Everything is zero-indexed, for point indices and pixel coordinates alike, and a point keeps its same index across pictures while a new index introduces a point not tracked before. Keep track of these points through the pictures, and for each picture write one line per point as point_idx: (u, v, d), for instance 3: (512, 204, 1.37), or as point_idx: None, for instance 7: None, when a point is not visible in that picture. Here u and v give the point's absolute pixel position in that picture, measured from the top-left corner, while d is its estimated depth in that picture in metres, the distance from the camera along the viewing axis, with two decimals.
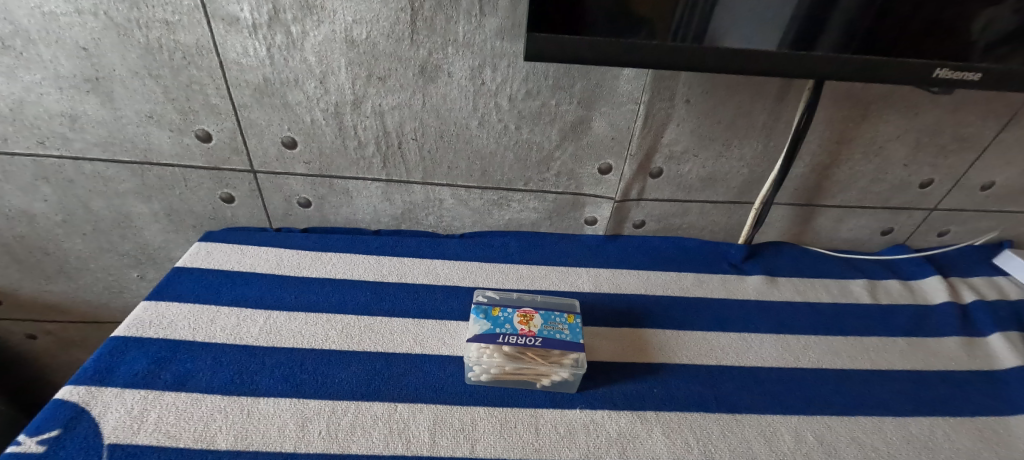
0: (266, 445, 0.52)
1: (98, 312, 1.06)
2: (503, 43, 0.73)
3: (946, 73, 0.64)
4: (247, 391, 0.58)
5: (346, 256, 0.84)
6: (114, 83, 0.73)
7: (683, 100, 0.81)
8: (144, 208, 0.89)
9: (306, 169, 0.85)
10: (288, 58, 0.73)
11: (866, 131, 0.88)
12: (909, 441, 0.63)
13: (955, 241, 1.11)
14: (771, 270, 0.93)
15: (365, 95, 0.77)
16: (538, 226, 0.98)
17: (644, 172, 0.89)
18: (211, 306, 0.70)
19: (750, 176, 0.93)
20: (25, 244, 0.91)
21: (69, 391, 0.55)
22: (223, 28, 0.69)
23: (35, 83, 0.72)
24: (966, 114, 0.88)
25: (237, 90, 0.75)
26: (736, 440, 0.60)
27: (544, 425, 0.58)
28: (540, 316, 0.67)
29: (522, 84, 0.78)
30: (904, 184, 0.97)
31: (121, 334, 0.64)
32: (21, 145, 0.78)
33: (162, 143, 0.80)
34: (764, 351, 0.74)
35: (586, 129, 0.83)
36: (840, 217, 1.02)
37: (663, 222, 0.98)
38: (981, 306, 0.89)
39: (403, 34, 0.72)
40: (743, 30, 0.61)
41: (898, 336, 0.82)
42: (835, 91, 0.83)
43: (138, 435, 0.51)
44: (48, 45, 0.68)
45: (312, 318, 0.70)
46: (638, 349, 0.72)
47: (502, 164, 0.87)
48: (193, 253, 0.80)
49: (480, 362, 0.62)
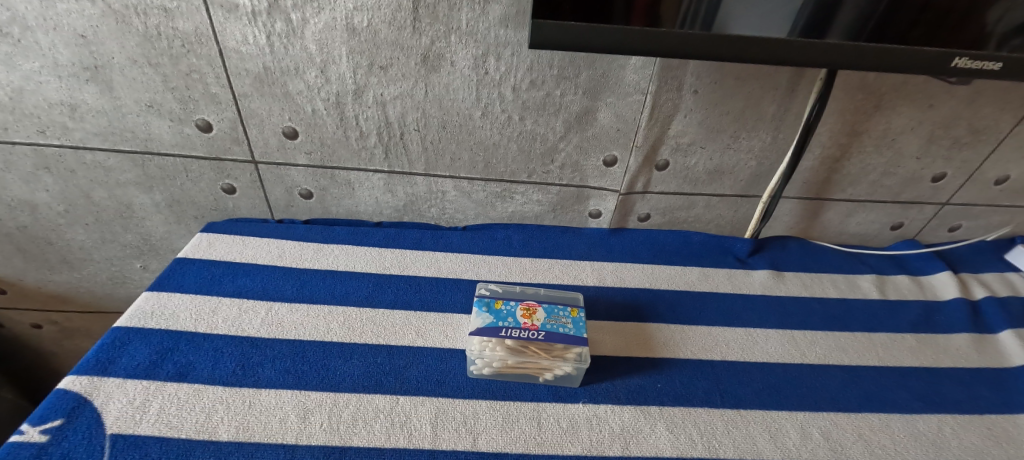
0: (267, 437, 0.52)
1: (102, 303, 1.06)
2: (507, 31, 0.72)
3: (965, 63, 0.61)
4: (249, 382, 0.58)
5: (348, 248, 0.83)
6: (113, 71, 0.72)
7: (691, 90, 0.79)
8: (145, 199, 0.88)
9: (307, 160, 0.85)
10: (288, 46, 0.72)
11: (878, 123, 0.86)
12: (917, 439, 0.62)
13: (965, 236, 1.09)
14: (777, 264, 0.92)
15: (367, 84, 0.76)
16: (541, 219, 0.97)
17: (649, 165, 0.88)
18: (213, 297, 0.70)
19: (758, 169, 0.91)
20: (28, 233, 0.91)
21: (71, 381, 0.55)
22: (222, 15, 0.68)
23: (34, 72, 0.71)
24: (982, 106, 0.86)
25: (237, 79, 0.74)
26: (741, 436, 0.59)
27: (546, 420, 0.58)
28: (543, 309, 0.66)
29: (526, 73, 0.76)
30: (915, 177, 0.95)
31: (123, 324, 0.63)
32: (22, 135, 0.78)
33: (162, 133, 0.80)
34: (768, 346, 0.74)
35: (591, 119, 0.82)
36: (849, 211, 1.00)
37: (668, 215, 0.97)
38: (992, 302, 0.88)
39: (405, 21, 0.70)
40: (754, 18, 0.59)
41: (906, 332, 0.81)
42: (847, 82, 0.81)
43: (141, 425, 0.51)
44: (46, 32, 0.68)
45: (313, 310, 0.70)
46: (641, 344, 0.72)
47: (505, 155, 0.86)
48: (194, 244, 0.80)
49: (482, 356, 0.61)
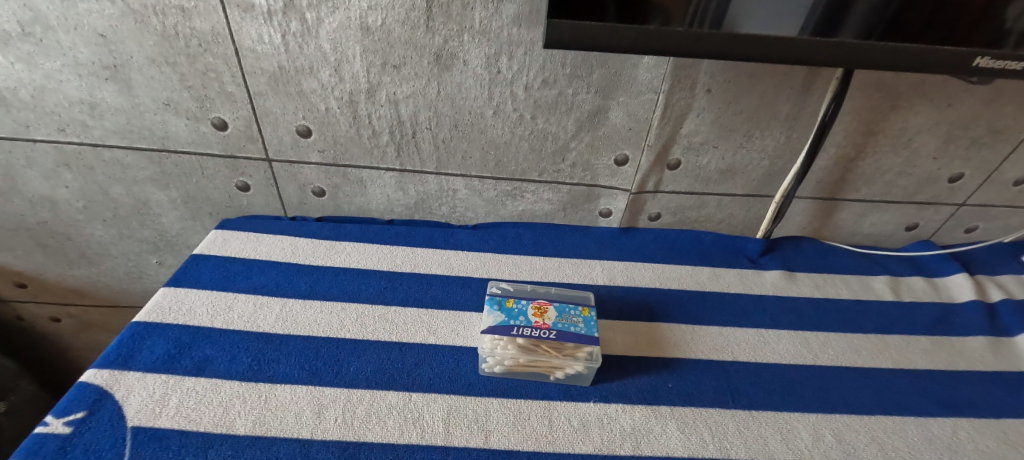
0: (283, 432, 0.53)
1: (119, 297, 1.08)
2: (520, 30, 0.72)
3: (986, 62, 0.60)
4: (264, 377, 0.59)
5: (360, 246, 0.84)
6: (131, 70, 0.73)
7: (704, 89, 0.78)
8: (162, 195, 0.90)
9: (320, 158, 0.85)
10: (303, 45, 0.72)
11: (894, 123, 0.85)
12: (932, 442, 0.61)
13: (982, 237, 1.08)
14: (789, 265, 0.92)
15: (380, 83, 0.77)
16: (551, 217, 0.96)
17: (661, 164, 0.88)
18: (228, 293, 0.71)
19: (772, 169, 0.90)
20: (48, 229, 0.93)
21: (93, 375, 0.56)
22: (238, 15, 0.69)
23: (55, 71, 0.72)
24: (1002, 105, 0.84)
25: (253, 78, 0.75)
26: (752, 437, 0.59)
27: (557, 418, 0.58)
28: (554, 308, 0.67)
29: (538, 72, 0.76)
30: (932, 177, 0.94)
31: (142, 319, 0.65)
32: (43, 133, 0.79)
33: (179, 131, 0.81)
34: (781, 348, 0.73)
35: (603, 118, 0.82)
36: (863, 212, 0.99)
37: (679, 214, 0.97)
38: (1009, 305, 0.86)
39: (419, 21, 0.70)
40: (769, 17, 0.58)
41: (921, 334, 0.80)
42: (863, 80, 0.80)
43: (160, 418, 0.52)
44: (67, 31, 0.69)
45: (327, 307, 0.71)
46: (653, 343, 0.72)
47: (516, 154, 0.86)
48: (209, 240, 0.81)
49: (494, 354, 0.61)
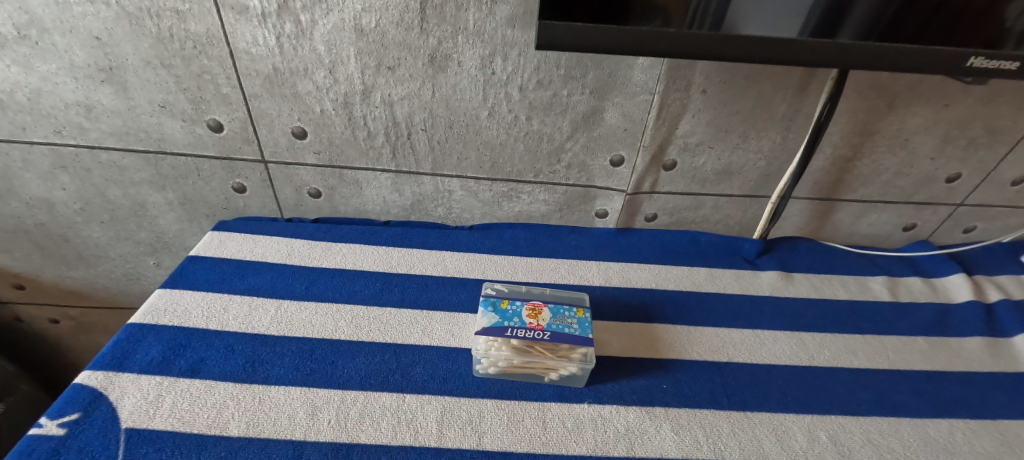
0: (276, 433, 0.53)
1: (117, 299, 1.08)
2: (515, 32, 0.72)
3: (981, 62, 0.60)
4: (258, 379, 0.59)
5: (355, 247, 0.84)
6: (127, 73, 0.74)
7: (699, 90, 0.78)
8: (158, 197, 0.90)
9: (316, 160, 0.85)
10: (298, 47, 0.72)
11: (891, 123, 0.85)
12: (928, 443, 0.61)
13: (981, 237, 1.07)
14: (786, 265, 0.91)
15: (375, 85, 0.77)
16: (548, 218, 0.96)
17: (657, 164, 0.88)
18: (223, 294, 0.71)
19: (768, 169, 0.90)
20: (46, 230, 0.93)
21: (87, 376, 0.56)
22: (232, 17, 0.69)
23: (51, 73, 0.73)
24: (1000, 105, 0.84)
25: (248, 80, 0.75)
26: (746, 438, 0.59)
27: (551, 419, 0.58)
28: (548, 309, 0.67)
29: (533, 73, 0.76)
30: (930, 177, 0.93)
31: (137, 321, 0.65)
32: (40, 135, 0.79)
33: (174, 133, 0.81)
34: (777, 349, 0.73)
35: (599, 119, 0.82)
36: (860, 212, 0.99)
37: (676, 215, 0.97)
38: (1007, 305, 0.86)
39: (413, 22, 0.70)
40: (763, 18, 0.58)
41: (918, 334, 0.79)
42: (859, 81, 0.80)
43: (154, 420, 0.52)
44: (62, 34, 0.69)
45: (322, 308, 0.71)
46: (648, 344, 0.72)
47: (512, 155, 0.86)
48: (206, 242, 0.81)
49: (488, 355, 0.61)
